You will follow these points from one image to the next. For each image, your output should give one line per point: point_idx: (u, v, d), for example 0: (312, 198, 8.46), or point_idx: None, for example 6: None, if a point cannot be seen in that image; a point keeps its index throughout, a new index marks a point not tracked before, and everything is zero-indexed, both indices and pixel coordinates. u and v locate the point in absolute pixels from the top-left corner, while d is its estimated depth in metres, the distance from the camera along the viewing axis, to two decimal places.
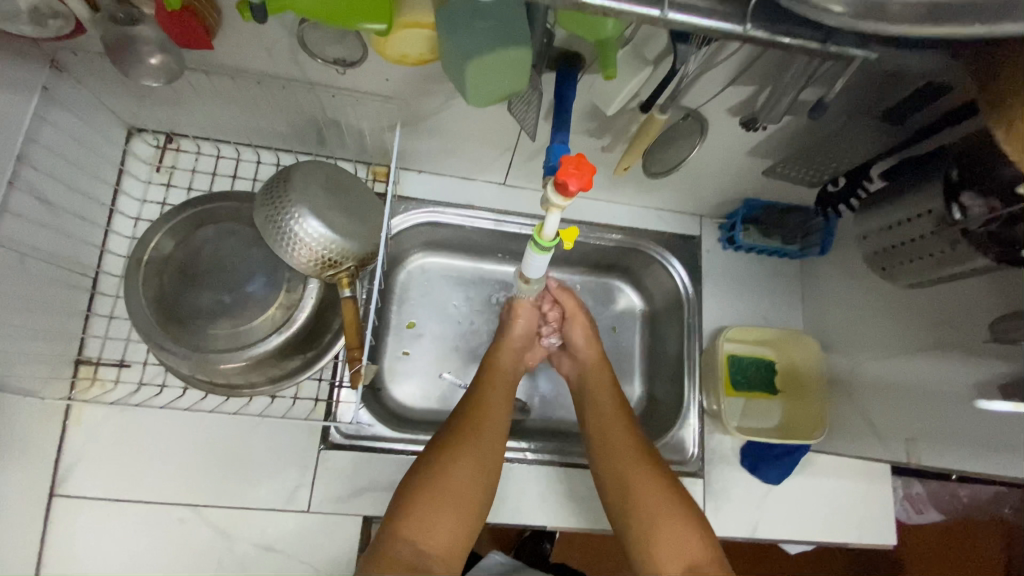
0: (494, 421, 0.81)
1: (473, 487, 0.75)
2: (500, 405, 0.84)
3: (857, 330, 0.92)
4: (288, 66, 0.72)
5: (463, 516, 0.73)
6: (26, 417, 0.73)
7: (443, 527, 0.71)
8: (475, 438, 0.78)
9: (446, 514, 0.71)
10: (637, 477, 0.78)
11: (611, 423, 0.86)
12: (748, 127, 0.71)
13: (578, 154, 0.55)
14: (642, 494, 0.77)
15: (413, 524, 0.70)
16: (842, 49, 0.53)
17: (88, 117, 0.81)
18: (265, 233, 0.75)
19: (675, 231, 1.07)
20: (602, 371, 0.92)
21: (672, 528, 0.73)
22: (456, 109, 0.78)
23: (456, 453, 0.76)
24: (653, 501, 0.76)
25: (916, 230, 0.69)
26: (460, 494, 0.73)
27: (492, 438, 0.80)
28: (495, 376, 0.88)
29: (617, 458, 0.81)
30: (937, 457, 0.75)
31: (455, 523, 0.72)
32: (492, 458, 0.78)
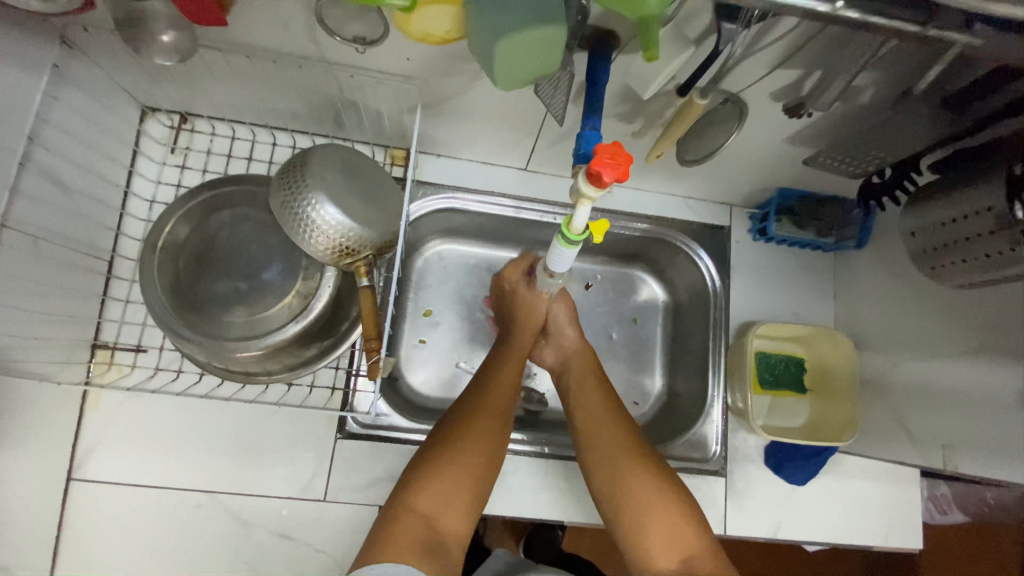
0: (504, 401, 0.79)
1: (484, 464, 0.72)
2: (512, 386, 0.82)
3: (894, 329, 0.88)
4: (306, 44, 0.69)
5: (470, 493, 0.69)
6: (42, 402, 0.73)
7: (454, 506, 0.68)
8: (485, 415, 0.76)
9: (455, 491, 0.68)
10: (634, 474, 0.75)
11: (606, 415, 0.82)
12: (791, 113, 0.67)
13: (614, 142, 0.52)
14: (641, 492, 0.73)
15: (424, 499, 0.67)
16: (943, 32, 0.49)
17: (102, 97, 0.79)
18: (282, 220, 0.72)
19: (703, 220, 1.03)
20: (587, 361, 0.89)
21: (675, 530, 0.70)
22: (479, 90, 0.75)
23: (464, 429, 0.73)
24: (655, 498, 0.73)
25: (973, 228, 0.62)
26: (470, 472, 0.70)
27: (500, 416, 0.77)
28: (511, 361, 0.85)
29: (615, 454, 0.77)
30: (977, 466, 0.72)
31: (463, 500, 0.68)
32: (500, 436, 0.75)
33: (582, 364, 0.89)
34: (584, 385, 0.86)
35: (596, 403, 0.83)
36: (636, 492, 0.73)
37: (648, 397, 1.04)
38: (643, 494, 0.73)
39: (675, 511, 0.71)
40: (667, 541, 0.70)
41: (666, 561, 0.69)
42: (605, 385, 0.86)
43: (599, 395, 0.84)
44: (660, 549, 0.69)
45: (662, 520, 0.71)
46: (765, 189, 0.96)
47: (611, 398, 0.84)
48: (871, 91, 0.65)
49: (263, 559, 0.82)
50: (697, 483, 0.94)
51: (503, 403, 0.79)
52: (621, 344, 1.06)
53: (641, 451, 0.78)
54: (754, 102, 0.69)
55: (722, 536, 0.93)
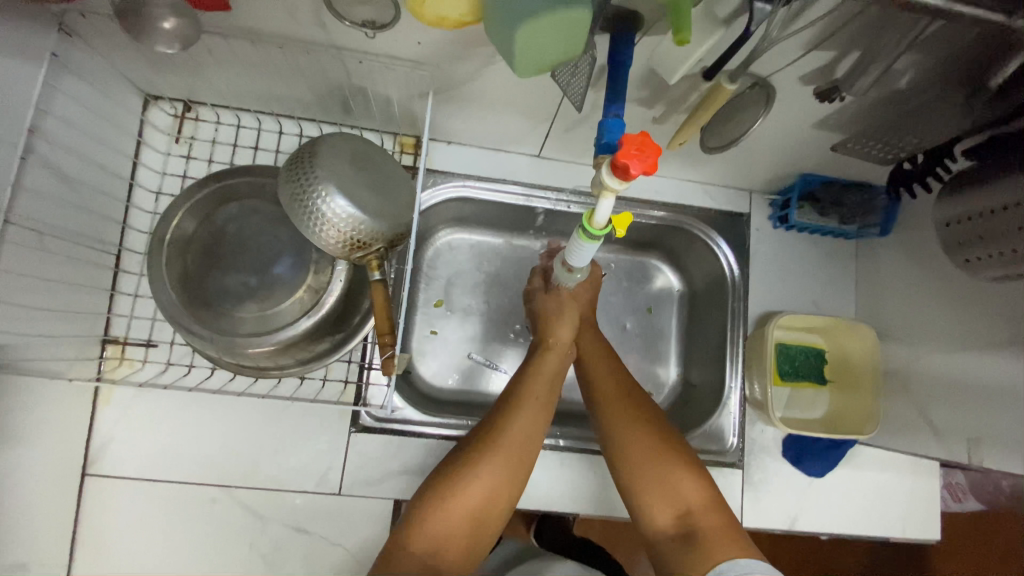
0: (522, 438, 0.72)
1: (487, 502, 0.69)
2: (534, 420, 0.74)
3: (919, 320, 0.85)
4: (312, 28, 0.65)
5: (469, 532, 0.67)
6: (52, 399, 0.72)
7: (455, 541, 0.67)
8: (494, 455, 0.70)
9: (455, 529, 0.67)
10: (635, 440, 0.75)
11: (610, 387, 0.81)
12: (825, 96, 0.65)
13: (642, 132, 0.49)
14: (643, 453, 0.73)
15: (422, 537, 0.65)
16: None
17: (103, 85, 0.76)
18: (291, 212, 0.70)
19: (722, 207, 1.00)
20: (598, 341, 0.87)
21: (675, 485, 0.70)
22: (493, 75, 0.71)
23: (468, 467, 0.69)
24: (660, 464, 0.72)
25: (1012, 220, 0.59)
26: (472, 510, 0.68)
27: (514, 452, 0.71)
28: (537, 386, 0.78)
29: (621, 424, 0.77)
30: (1004, 462, 0.70)
31: (462, 537, 0.67)
32: (510, 475, 0.70)
33: (593, 341, 0.87)
34: (595, 362, 0.84)
35: (602, 377, 0.82)
36: (637, 454, 0.74)
37: (662, 387, 1.03)
38: (645, 460, 0.73)
39: (677, 470, 0.71)
40: (668, 497, 0.70)
41: (666, 515, 0.70)
42: (618, 361, 0.85)
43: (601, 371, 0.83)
44: (661, 507, 0.70)
45: (663, 478, 0.71)
46: (787, 175, 0.93)
47: (617, 371, 0.83)
48: (912, 75, 0.61)
49: (280, 552, 0.83)
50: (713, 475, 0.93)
51: (520, 443, 0.72)
52: (636, 334, 1.04)
53: (643, 414, 0.77)
54: (783, 86, 0.66)
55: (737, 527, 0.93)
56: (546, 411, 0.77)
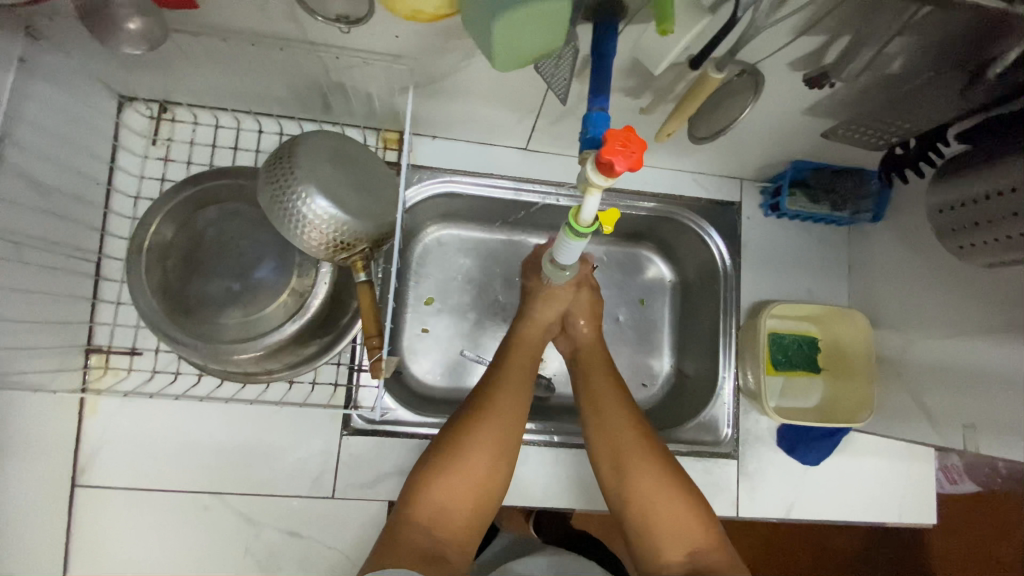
0: (513, 409, 0.74)
1: (488, 479, 0.69)
2: (520, 390, 0.76)
3: (912, 306, 0.85)
4: (286, 25, 0.63)
5: (469, 510, 0.68)
6: (38, 412, 0.71)
7: (456, 517, 0.67)
8: (492, 427, 0.71)
9: (456, 503, 0.67)
10: (646, 469, 0.73)
11: (621, 406, 0.79)
12: (813, 84, 0.63)
13: (625, 127, 0.48)
14: (654, 483, 0.72)
15: (423, 511, 0.66)
16: None
17: (75, 88, 0.74)
18: (272, 214, 0.68)
19: (712, 196, 0.99)
20: (599, 355, 0.86)
21: (685, 520, 0.69)
22: (475, 68, 0.69)
23: (469, 443, 0.69)
24: (671, 496, 0.71)
25: (1005, 207, 0.58)
26: (473, 487, 0.68)
27: (509, 424, 0.72)
28: (518, 356, 0.81)
29: (630, 440, 0.75)
30: (999, 447, 0.70)
31: (462, 516, 0.67)
32: (507, 448, 0.71)
33: (590, 352, 0.86)
34: (595, 377, 0.83)
35: (608, 390, 0.81)
36: (649, 488, 0.72)
37: (656, 379, 1.02)
38: (658, 492, 0.71)
39: (688, 506, 0.70)
40: (678, 533, 0.69)
41: (675, 552, 0.68)
42: (612, 373, 0.83)
43: (604, 387, 0.81)
44: (670, 543, 0.69)
45: (674, 510, 0.70)
46: (778, 162, 0.91)
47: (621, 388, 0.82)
48: (903, 60, 0.59)
49: (276, 557, 0.82)
50: (708, 466, 0.93)
51: (511, 410, 0.73)
52: (629, 327, 1.03)
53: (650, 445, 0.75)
54: (771, 73, 0.64)
55: (734, 517, 0.93)
56: (529, 382, 0.78)
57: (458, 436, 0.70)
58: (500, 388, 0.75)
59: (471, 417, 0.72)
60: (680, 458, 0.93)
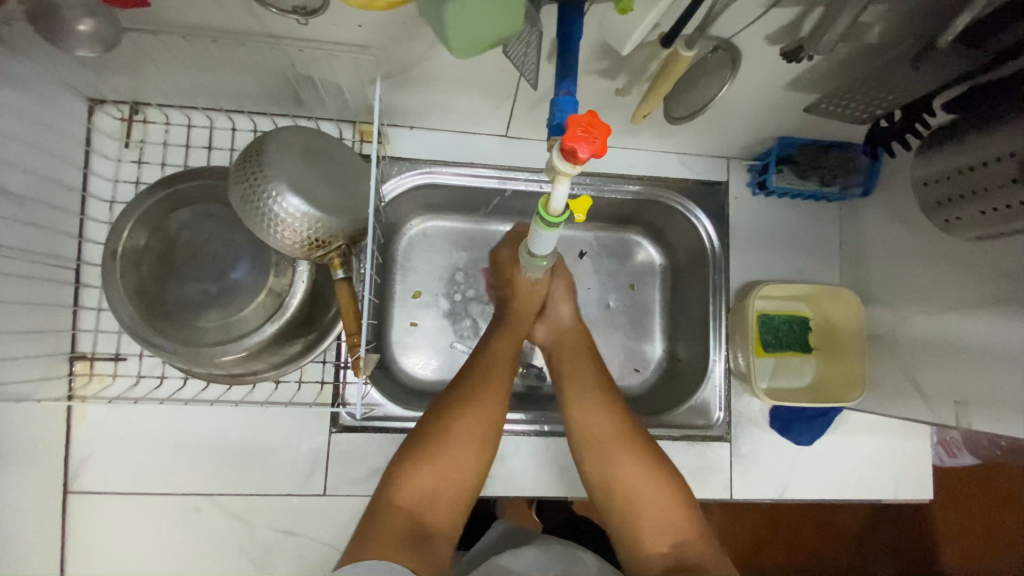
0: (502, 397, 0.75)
1: (473, 464, 0.70)
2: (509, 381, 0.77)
3: (904, 282, 0.83)
4: (246, 19, 0.62)
5: (457, 494, 0.69)
6: (25, 422, 0.71)
7: (443, 503, 0.67)
8: (474, 415, 0.72)
9: (443, 489, 0.68)
10: (628, 460, 0.73)
11: (602, 394, 0.78)
12: (790, 58, 0.61)
13: (588, 111, 0.47)
14: (637, 473, 0.72)
15: (410, 496, 0.66)
16: None
17: (41, 94, 0.72)
18: (243, 214, 0.67)
19: (699, 176, 0.97)
20: (583, 341, 0.85)
21: (667, 511, 0.70)
22: (443, 55, 0.67)
23: (455, 430, 0.70)
24: (656, 486, 0.71)
25: (993, 177, 0.56)
26: (456, 472, 0.69)
27: (496, 411, 0.73)
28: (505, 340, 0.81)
29: (609, 430, 0.75)
30: (991, 422, 0.69)
31: (447, 502, 0.68)
32: (491, 437, 0.72)
33: (576, 340, 0.85)
34: (575, 367, 0.82)
35: (585, 380, 0.80)
36: (633, 480, 0.72)
37: (648, 363, 1.01)
38: (641, 482, 0.71)
39: (671, 498, 0.71)
40: (661, 525, 0.70)
41: (659, 543, 0.69)
42: (599, 365, 0.82)
43: (591, 376, 0.80)
44: (654, 534, 0.69)
45: (657, 501, 0.71)
46: (764, 139, 0.89)
47: (607, 376, 0.82)
48: (881, 28, 0.57)
49: (270, 556, 0.83)
50: (701, 450, 0.92)
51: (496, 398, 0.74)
52: (619, 313, 1.01)
53: (637, 437, 0.75)
54: (748, 48, 0.62)
55: (728, 500, 0.93)
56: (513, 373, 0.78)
57: (441, 424, 0.71)
58: (489, 377, 0.76)
59: (456, 401, 0.73)
60: (673, 443, 0.92)
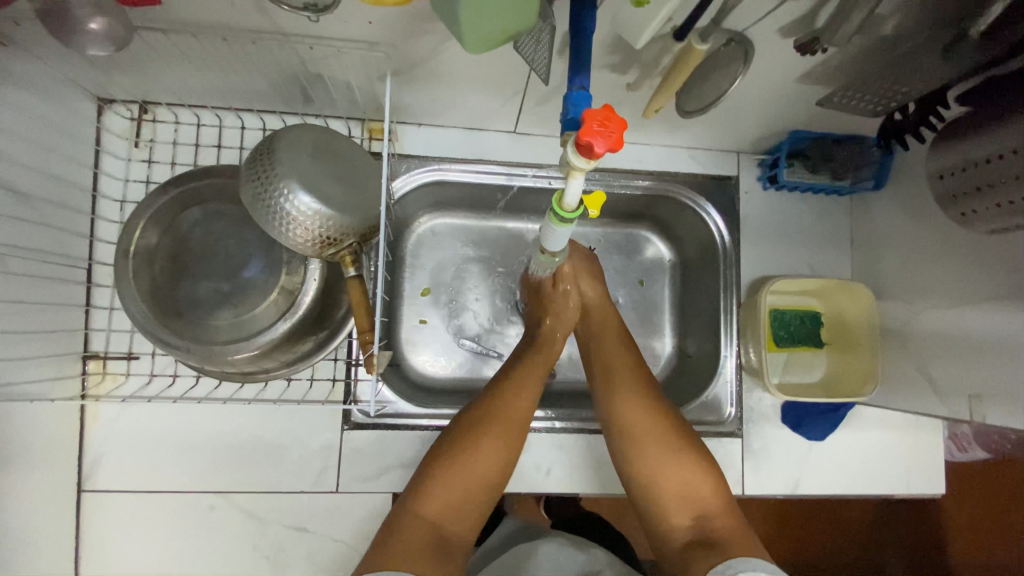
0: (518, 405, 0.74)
1: (496, 474, 0.70)
2: (532, 389, 0.77)
3: (916, 276, 0.83)
4: (256, 16, 0.61)
5: (474, 499, 0.68)
6: (39, 421, 0.72)
7: (460, 510, 0.67)
8: (501, 426, 0.72)
9: (466, 497, 0.68)
10: (651, 441, 0.73)
11: (624, 376, 0.79)
12: (804, 50, 0.59)
13: (604, 106, 0.46)
14: (660, 451, 0.72)
15: (428, 504, 0.66)
16: None
17: (51, 94, 0.72)
18: (255, 213, 0.67)
19: (708, 171, 0.97)
20: (610, 317, 0.86)
21: (691, 487, 0.70)
22: (453, 51, 0.67)
23: (478, 442, 0.70)
24: (678, 466, 0.71)
25: (1010, 169, 0.56)
26: (477, 482, 0.68)
27: (518, 426, 0.73)
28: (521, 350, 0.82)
29: (631, 411, 0.75)
30: (1006, 417, 0.69)
31: (469, 510, 0.68)
32: (514, 450, 0.72)
33: (601, 318, 0.86)
34: (606, 347, 0.83)
35: (612, 365, 0.81)
36: (659, 457, 0.72)
37: (658, 359, 1.01)
38: (666, 464, 0.72)
39: (693, 474, 0.71)
40: (686, 500, 0.70)
41: (682, 517, 0.70)
42: (630, 345, 0.83)
43: (618, 360, 0.81)
44: (680, 511, 0.70)
45: (680, 478, 0.71)
46: (774, 133, 0.88)
47: (636, 357, 0.82)
48: (897, 19, 0.56)
49: (283, 553, 0.83)
50: (712, 446, 0.92)
51: (521, 409, 0.74)
52: (628, 309, 1.01)
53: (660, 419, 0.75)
54: (760, 40, 0.61)
55: (739, 495, 0.92)
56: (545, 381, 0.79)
57: (464, 433, 0.71)
58: (512, 387, 0.76)
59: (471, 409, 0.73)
60: None
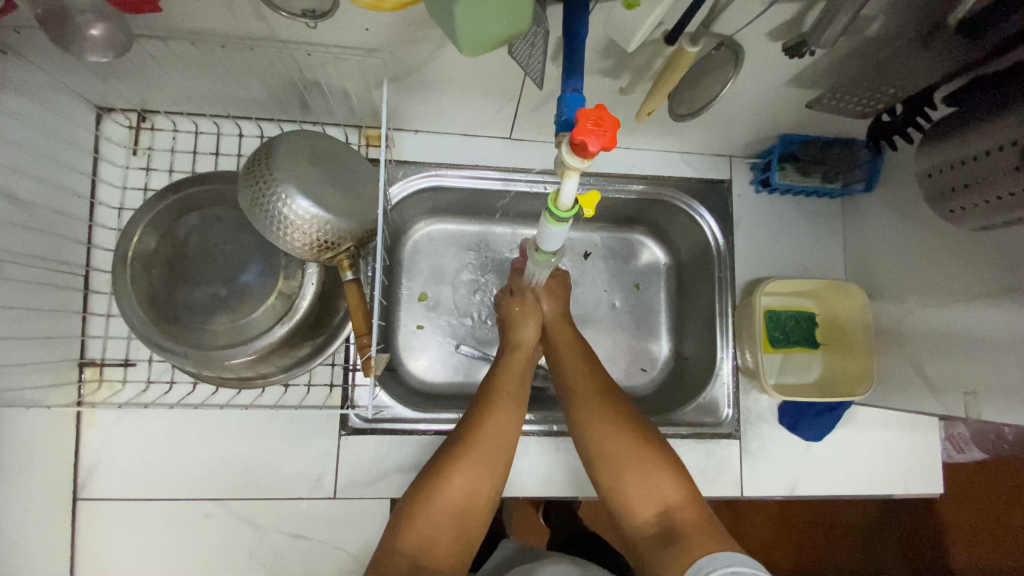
0: (502, 432, 0.72)
1: (470, 500, 0.68)
2: (510, 413, 0.75)
3: (910, 275, 0.84)
4: (254, 24, 0.62)
5: (456, 531, 0.67)
6: (35, 427, 0.71)
7: (442, 544, 0.65)
8: (474, 452, 0.70)
9: (443, 530, 0.66)
10: (613, 442, 0.73)
11: (587, 387, 0.78)
12: (792, 53, 0.60)
13: (597, 106, 0.47)
14: (622, 456, 0.72)
15: (409, 538, 0.64)
16: None
17: (51, 102, 0.73)
18: (254, 217, 0.68)
19: (702, 175, 0.98)
20: (569, 335, 0.85)
21: (653, 484, 0.70)
22: (448, 57, 0.68)
23: (451, 471, 0.68)
24: (641, 465, 0.71)
25: (994, 167, 0.57)
26: (454, 510, 0.67)
27: (495, 453, 0.71)
28: (506, 378, 0.78)
29: (596, 423, 0.75)
30: (1001, 412, 0.69)
31: (448, 543, 0.66)
32: (495, 479, 0.70)
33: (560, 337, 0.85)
34: (566, 357, 0.82)
35: (576, 374, 0.80)
36: (618, 456, 0.72)
37: (655, 363, 1.01)
38: (630, 465, 0.71)
39: (655, 471, 0.70)
40: (649, 496, 0.70)
41: (648, 515, 0.69)
42: (589, 357, 0.82)
43: (576, 367, 0.81)
44: (643, 505, 0.69)
45: (642, 477, 0.70)
46: (766, 137, 0.90)
47: (592, 364, 0.82)
48: (881, 21, 0.58)
49: (279, 561, 0.82)
50: (710, 448, 0.92)
51: (496, 434, 0.72)
52: (625, 313, 1.02)
53: (620, 420, 0.75)
54: (750, 44, 0.63)
55: (738, 497, 0.92)
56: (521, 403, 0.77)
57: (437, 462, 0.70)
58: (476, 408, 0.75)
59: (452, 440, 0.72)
60: (681, 441, 0.92)
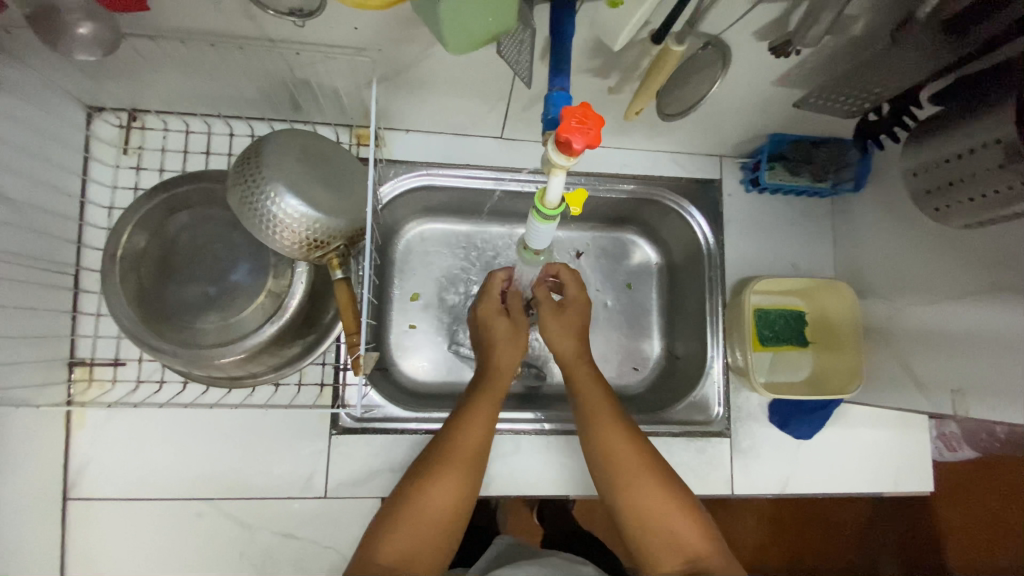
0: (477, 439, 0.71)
1: (458, 510, 0.68)
2: (488, 421, 0.74)
3: (899, 274, 0.84)
4: (243, 23, 0.63)
5: (436, 541, 0.66)
6: (23, 427, 0.71)
7: (423, 555, 0.64)
8: (458, 462, 0.69)
9: (425, 541, 0.65)
10: (636, 481, 0.71)
11: (610, 421, 0.76)
12: (778, 51, 0.61)
13: (582, 104, 0.47)
14: (649, 500, 0.69)
15: (388, 549, 0.63)
16: None
17: (41, 101, 0.73)
18: (243, 216, 0.67)
19: (693, 175, 0.98)
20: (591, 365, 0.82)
21: (674, 529, 0.67)
22: (438, 57, 0.68)
23: (432, 482, 0.67)
24: (663, 505, 0.69)
25: (978, 163, 0.57)
26: (437, 525, 0.66)
27: (471, 464, 0.70)
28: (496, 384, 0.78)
29: (618, 459, 0.72)
30: (988, 409, 0.70)
31: (433, 550, 0.65)
32: (469, 487, 0.69)
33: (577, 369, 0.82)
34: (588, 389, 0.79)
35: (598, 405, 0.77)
36: (638, 495, 0.70)
37: (647, 362, 1.02)
38: (653, 506, 0.69)
39: (678, 512, 0.68)
40: (672, 544, 0.67)
41: (672, 563, 0.66)
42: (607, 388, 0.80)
43: (598, 398, 0.78)
44: (666, 553, 0.67)
45: (665, 521, 0.68)
46: (755, 137, 0.90)
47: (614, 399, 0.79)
48: (865, 21, 0.59)
49: (271, 561, 0.82)
50: (701, 446, 0.93)
51: (475, 444, 0.71)
52: (617, 312, 1.02)
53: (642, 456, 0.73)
54: (737, 43, 0.63)
55: (730, 495, 0.92)
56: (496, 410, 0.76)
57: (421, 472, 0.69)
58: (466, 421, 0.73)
59: (436, 450, 0.71)
60: (672, 440, 0.92)
